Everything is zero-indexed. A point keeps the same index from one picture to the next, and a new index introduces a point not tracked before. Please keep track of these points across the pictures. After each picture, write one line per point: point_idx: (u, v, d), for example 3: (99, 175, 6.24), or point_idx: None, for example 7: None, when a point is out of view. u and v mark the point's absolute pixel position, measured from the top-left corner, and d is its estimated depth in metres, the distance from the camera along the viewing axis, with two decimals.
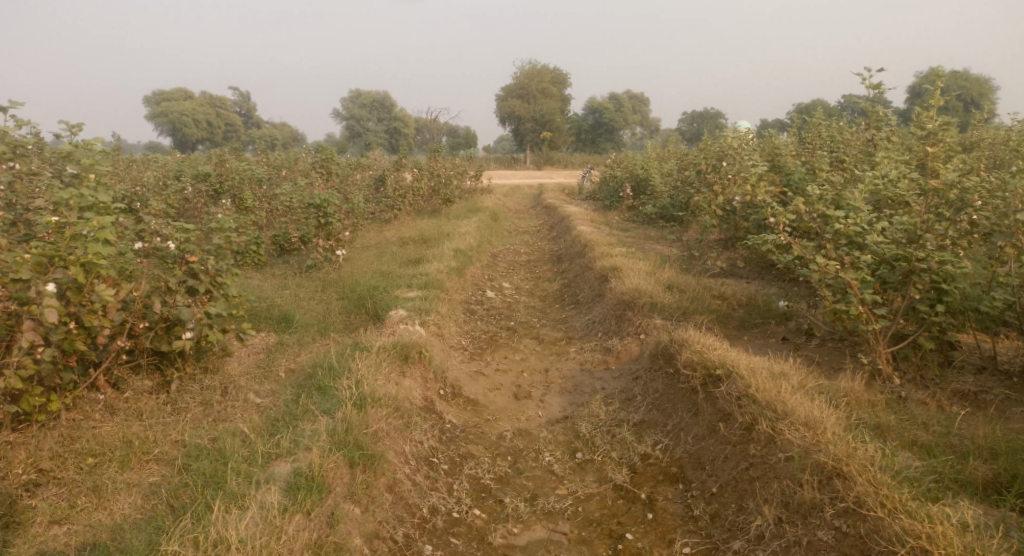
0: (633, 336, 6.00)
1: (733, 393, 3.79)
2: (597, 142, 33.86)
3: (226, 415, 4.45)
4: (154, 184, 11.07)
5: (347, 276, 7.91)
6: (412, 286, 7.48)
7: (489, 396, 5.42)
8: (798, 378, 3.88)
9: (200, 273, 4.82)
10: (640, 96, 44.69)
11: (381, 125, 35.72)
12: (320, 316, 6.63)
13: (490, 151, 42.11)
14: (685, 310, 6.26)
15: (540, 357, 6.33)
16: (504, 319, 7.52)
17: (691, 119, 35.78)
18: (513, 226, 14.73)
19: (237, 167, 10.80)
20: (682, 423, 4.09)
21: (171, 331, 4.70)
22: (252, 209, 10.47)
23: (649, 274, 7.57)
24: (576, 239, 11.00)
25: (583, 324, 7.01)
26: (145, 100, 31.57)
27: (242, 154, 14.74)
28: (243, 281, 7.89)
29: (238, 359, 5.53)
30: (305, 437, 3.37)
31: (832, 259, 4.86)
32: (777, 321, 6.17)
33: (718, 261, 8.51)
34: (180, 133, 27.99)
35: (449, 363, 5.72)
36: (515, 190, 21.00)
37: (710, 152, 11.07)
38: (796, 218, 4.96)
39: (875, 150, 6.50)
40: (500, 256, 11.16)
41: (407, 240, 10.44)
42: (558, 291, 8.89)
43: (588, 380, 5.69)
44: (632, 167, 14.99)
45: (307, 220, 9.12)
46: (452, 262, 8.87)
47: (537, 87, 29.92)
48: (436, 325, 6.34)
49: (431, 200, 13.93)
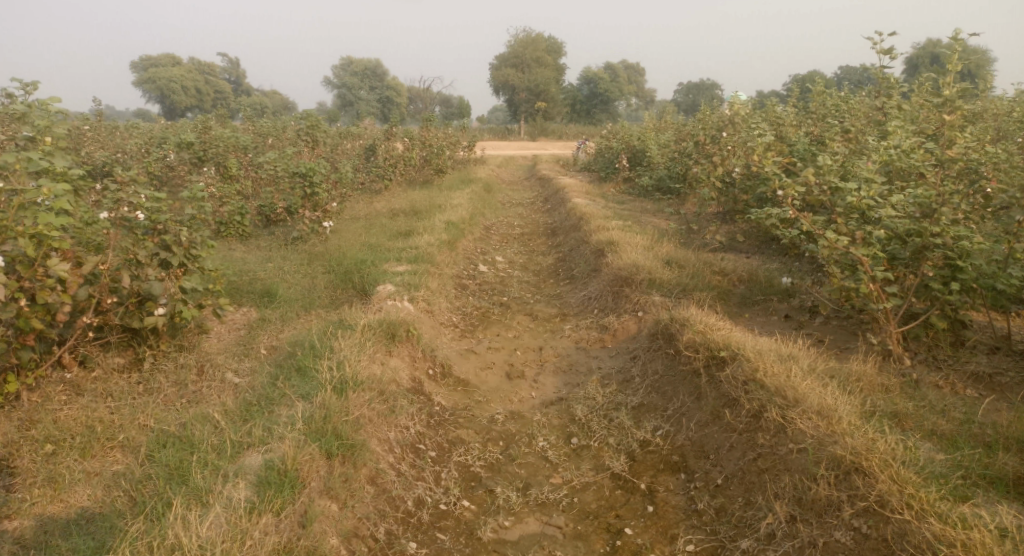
0: (631, 314, 5.77)
1: (740, 377, 3.56)
2: (592, 113, 33.33)
3: (202, 396, 4.20)
4: (135, 152, 10.68)
5: (333, 249, 7.61)
6: (401, 260, 7.20)
7: (480, 375, 5.19)
8: (808, 360, 3.64)
9: (173, 245, 4.56)
10: (636, 65, 43.94)
11: (373, 94, 34.95)
12: (305, 290, 6.36)
13: (483, 122, 41.40)
14: (685, 287, 6.02)
15: (534, 334, 6.09)
16: (496, 294, 7.27)
17: (687, 90, 35.22)
18: (507, 197, 14.42)
19: (221, 134, 10.43)
20: (684, 408, 3.87)
21: (143, 307, 4.42)
22: (237, 178, 10.12)
23: (646, 248, 7.30)
24: (571, 212, 10.71)
25: (578, 300, 6.77)
26: (132, 66, 30.83)
27: (228, 122, 14.31)
28: (225, 253, 7.59)
29: (217, 336, 5.28)
30: (279, 426, 3.12)
31: (842, 235, 4.60)
32: (780, 298, 5.95)
33: (716, 235, 8.26)
34: (168, 100, 27.33)
35: (439, 341, 5.48)
36: (509, 161, 20.63)
37: (708, 122, 10.73)
38: (804, 191, 4.69)
39: (885, 120, 6.19)
40: (493, 228, 10.89)
41: (397, 212, 10.12)
42: (552, 265, 8.63)
43: (583, 360, 5.47)
44: (628, 137, 14.63)
45: (292, 190, 8.78)
46: (443, 235, 8.57)
47: (531, 56, 29.24)
48: (426, 301, 6.09)
49: (422, 171, 13.57)
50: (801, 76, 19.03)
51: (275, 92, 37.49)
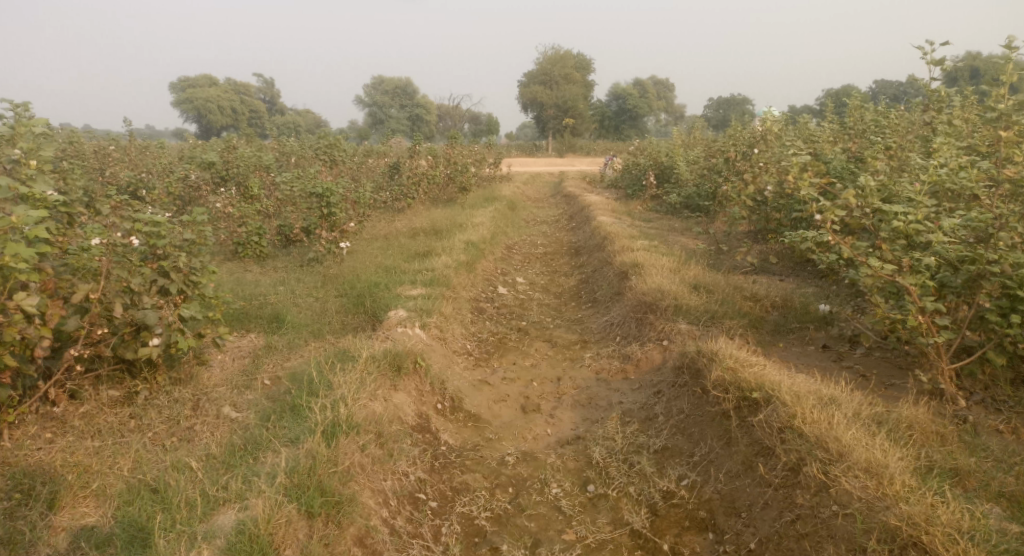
0: (655, 343, 5.43)
1: (775, 423, 3.19)
2: (620, 129, 33.01)
3: (194, 434, 3.97)
4: (158, 173, 10.66)
5: (348, 270, 7.39)
6: (416, 283, 6.93)
7: (493, 409, 4.88)
8: (851, 404, 3.27)
9: (172, 272, 4.40)
10: (665, 80, 43.54)
11: (402, 112, 35.11)
12: (315, 315, 6.13)
13: (511, 139, 41.32)
14: (714, 314, 5.64)
15: (552, 363, 5.77)
16: (515, 319, 6.95)
17: (717, 105, 34.74)
18: (532, 215, 14.14)
19: (242, 153, 10.37)
20: (713, 454, 3.51)
21: (138, 336, 4.22)
22: (257, 198, 10.01)
23: (673, 271, 6.93)
24: (596, 231, 10.38)
25: (600, 325, 6.43)
26: (170, 86, 31.42)
27: (253, 141, 14.31)
28: (238, 275, 7.40)
29: (219, 365, 5.06)
30: (259, 479, 2.88)
31: (887, 261, 4.21)
32: (817, 326, 5.56)
33: (748, 256, 7.86)
34: (204, 120, 27.69)
35: (450, 372, 5.19)
36: (535, 178, 20.39)
37: (739, 138, 10.34)
38: (845, 213, 4.31)
39: (932, 136, 5.76)
40: (515, 248, 10.60)
41: (418, 231, 9.89)
42: (575, 286, 8.31)
43: (603, 392, 5.12)
44: (656, 154, 14.28)
45: (310, 210, 8.61)
46: (462, 256, 8.31)
47: (559, 73, 29.08)
48: (439, 328, 5.81)
49: (446, 189, 13.36)
50: (834, 89, 18.51)
51: (307, 112, 38.01)
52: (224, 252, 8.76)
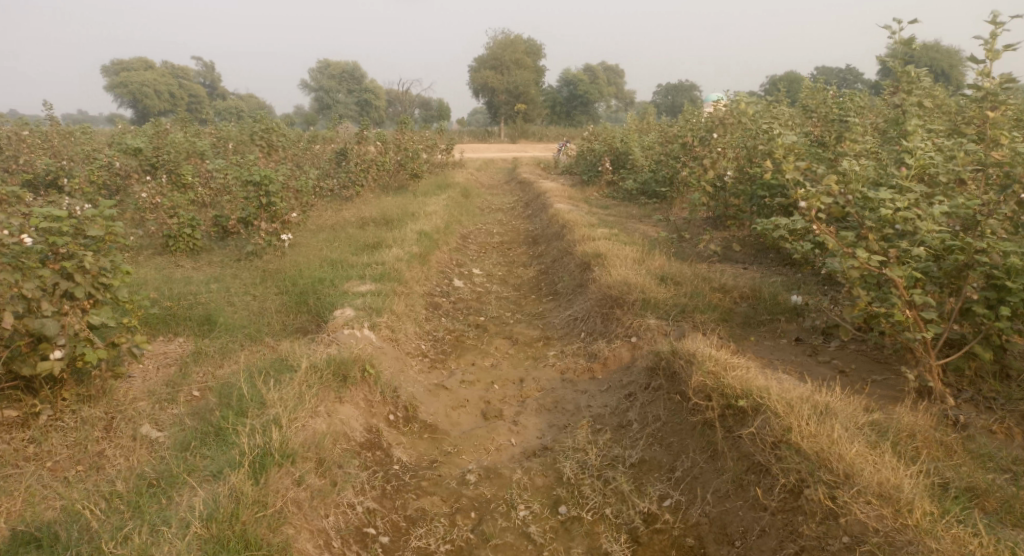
0: (623, 340, 5.12)
1: (769, 436, 2.90)
2: (572, 115, 32.75)
3: (105, 461, 3.46)
4: (81, 160, 9.80)
5: (289, 265, 6.82)
6: (364, 278, 6.42)
7: (451, 417, 4.48)
8: (848, 413, 2.97)
9: (77, 274, 3.84)
10: (615, 66, 43.46)
11: (350, 97, 34.09)
12: (252, 315, 5.59)
13: (462, 124, 40.60)
14: (683, 308, 5.33)
15: (513, 362, 5.38)
16: (472, 314, 6.52)
17: (667, 92, 34.90)
18: (486, 202, 13.69)
19: (174, 138, 9.64)
20: (697, 470, 3.21)
21: (36, 349, 3.68)
22: (191, 186, 9.30)
23: (637, 262, 6.60)
24: (553, 218, 10.02)
25: (563, 320, 6.06)
26: (103, 70, 29.71)
27: (188, 126, 13.43)
28: (166, 271, 6.78)
29: (140, 377, 4.52)
30: (170, 529, 2.44)
31: (873, 252, 3.93)
32: (789, 318, 5.30)
33: (711, 244, 7.59)
34: (141, 105, 26.23)
35: (403, 377, 4.75)
36: (489, 164, 19.92)
37: (696, 123, 10.09)
38: (828, 201, 4.02)
39: (903, 118, 5.56)
40: (470, 237, 10.16)
41: (366, 221, 9.33)
42: (533, 278, 7.93)
43: (569, 394, 4.76)
44: (611, 139, 13.97)
45: (247, 199, 7.95)
46: (414, 247, 7.82)
47: (509, 58, 28.55)
48: (390, 328, 5.34)
49: (396, 176, 12.75)
50: (783, 76, 18.56)
51: (251, 96, 36.55)
52: (154, 246, 8.06)
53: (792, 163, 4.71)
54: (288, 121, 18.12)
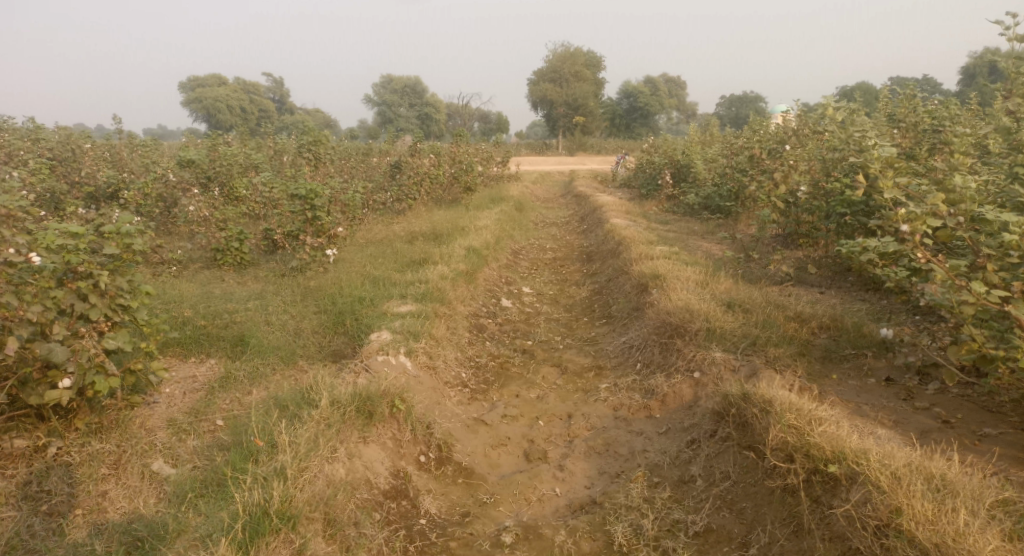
0: (684, 376, 4.60)
1: (872, 518, 2.41)
2: (631, 128, 32.12)
3: (106, 502, 3.20)
4: (140, 172, 9.84)
5: (331, 282, 6.52)
6: (405, 297, 6.07)
7: (490, 458, 4.05)
8: (972, 493, 2.41)
9: (92, 295, 3.58)
10: (676, 78, 42.56)
11: (412, 112, 34.40)
12: (289, 336, 5.29)
13: (520, 136, 40.40)
14: (754, 340, 4.75)
15: (561, 394, 4.91)
16: (519, 338, 6.09)
17: (729, 103, 33.90)
18: (541, 217, 13.27)
19: (227, 150, 9.58)
20: (777, 548, 2.70)
21: (45, 376, 3.43)
22: (243, 199, 9.20)
23: (700, 284, 6.04)
24: (610, 234, 9.50)
25: (617, 347, 5.55)
26: (180, 85, 30.76)
27: (248, 138, 13.47)
28: (209, 287, 6.59)
29: (164, 405, 4.26)
30: None
31: (992, 287, 3.29)
32: (876, 354, 4.67)
33: (782, 265, 6.94)
34: (213, 119, 26.98)
35: (439, 411, 4.35)
36: (545, 177, 19.52)
37: (765, 134, 9.44)
38: (937, 224, 3.48)
39: (1015, 128, 4.86)
40: (522, 253, 9.75)
41: (416, 236, 9.03)
42: (587, 298, 7.44)
43: (621, 434, 4.27)
44: (673, 151, 13.36)
45: (292, 214, 7.69)
46: (462, 264, 7.45)
47: (569, 71, 28.17)
48: (428, 354, 4.95)
49: (450, 189, 12.47)
50: (853, 88, 17.66)
51: (316, 111, 37.32)
52: (202, 259, 7.93)
53: (889, 179, 4.12)
54: (348, 134, 18.17)
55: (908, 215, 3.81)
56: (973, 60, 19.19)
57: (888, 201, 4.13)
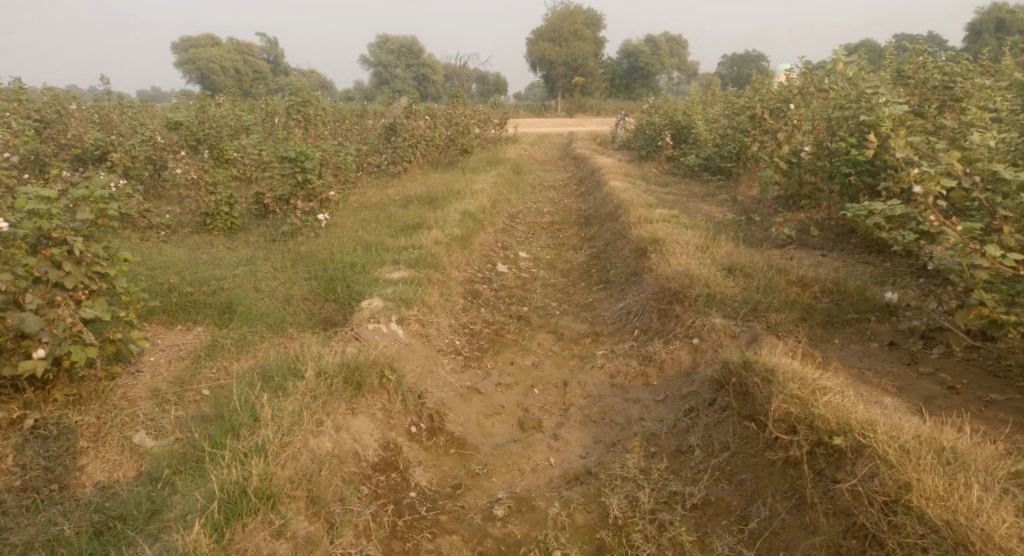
0: (683, 342, 4.48)
1: (879, 494, 2.32)
2: (631, 88, 31.55)
3: (81, 474, 3.17)
4: (127, 134, 9.58)
5: (322, 247, 6.36)
6: (398, 263, 5.93)
7: (484, 428, 3.95)
8: (984, 466, 2.31)
9: (66, 262, 3.43)
10: (677, 37, 41.74)
11: (409, 72, 33.52)
12: (278, 303, 5.16)
13: (517, 98, 39.78)
14: (755, 305, 4.62)
15: (557, 361, 4.80)
16: (515, 304, 5.96)
17: (731, 63, 33.28)
18: (539, 179, 13.05)
19: (216, 112, 9.32)
20: (778, 522, 2.61)
21: (19, 346, 3.29)
22: (233, 162, 8.97)
23: (699, 248, 5.89)
24: (608, 197, 9.31)
25: (614, 313, 5.43)
26: (172, 46, 30.05)
27: (239, 100, 13.14)
28: (198, 252, 6.43)
29: (149, 375, 4.14)
30: None
31: (1008, 250, 3.14)
32: (879, 319, 4.54)
33: (784, 228, 6.78)
34: (207, 81, 26.44)
35: (430, 380, 4.24)
36: (543, 139, 19.20)
37: (767, 92, 9.19)
38: (951, 185, 3.33)
39: None
40: (519, 217, 9.57)
41: (410, 200, 8.84)
42: (584, 263, 7.29)
43: (618, 402, 4.16)
44: (673, 112, 13.06)
45: (282, 176, 7.42)
46: (457, 228, 7.28)
47: (569, 29, 27.55)
48: (420, 322, 4.82)
49: (446, 152, 12.22)
50: (857, 48, 17.28)
51: (311, 72, 36.59)
52: (192, 224, 7.74)
53: (901, 138, 3.95)
54: (343, 95, 17.79)
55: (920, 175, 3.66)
56: (980, 17, 18.75)
57: (899, 161, 3.97)
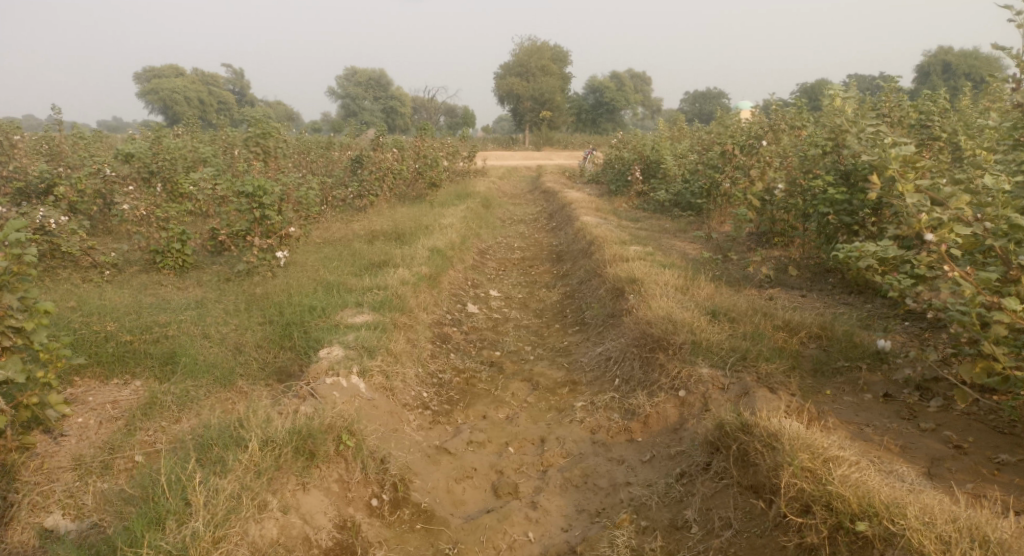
0: (668, 394, 4.17)
1: None
2: (597, 123, 31.79)
3: None
4: (75, 165, 9.05)
5: (279, 288, 5.91)
6: (362, 306, 5.53)
7: (454, 494, 3.56)
8: None
9: None
10: (641, 74, 42.51)
11: (377, 105, 33.40)
12: (228, 352, 4.70)
13: (486, 131, 39.86)
14: (743, 354, 4.32)
15: (533, 414, 4.43)
16: (486, 349, 5.59)
17: (694, 99, 33.87)
18: (508, 213, 12.79)
19: (172, 143, 8.86)
20: None
21: None
22: (188, 196, 8.50)
23: (680, 289, 5.62)
24: (580, 233, 9.06)
25: (592, 360, 5.09)
26: (135, 77, 29.46)
27: (199, 130, 12.66)
28: (145, 294, 5.95)
29: (77, 439, 3.68)
30: None
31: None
32: (872, 367, 4.28)
33: (762, 266, 6.56)
34: (170, 112, 25.83)
35: (394, 440, 3.83)
36: (512, 172, 19.03)
37: (738, 128, 9.09)
38: (967, 233, 3.17)
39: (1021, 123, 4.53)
40: (489, 253, 9.25)
41: (376, 235, 8.46)
42: (558, 302, 6.98)
43: (599, 462, 3.81)
44: (642, 146, 12.97)
45: (239, 212, 6.99)
46: (424, 266, 6.91)
47: (536, 64, 27.72)
48: (384, 373, 4.42)
49: (414, 185, 11.88)
50: (816, 87, 17.65)
51: (278, 104, 36.12)
52: (141, 262, 7.24)
53: (906, 180, 3.73)
54: (310, 127, 17.42)
55: (930, 221, 3.48)
56: (930, 59, 19.38)
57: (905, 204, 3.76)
